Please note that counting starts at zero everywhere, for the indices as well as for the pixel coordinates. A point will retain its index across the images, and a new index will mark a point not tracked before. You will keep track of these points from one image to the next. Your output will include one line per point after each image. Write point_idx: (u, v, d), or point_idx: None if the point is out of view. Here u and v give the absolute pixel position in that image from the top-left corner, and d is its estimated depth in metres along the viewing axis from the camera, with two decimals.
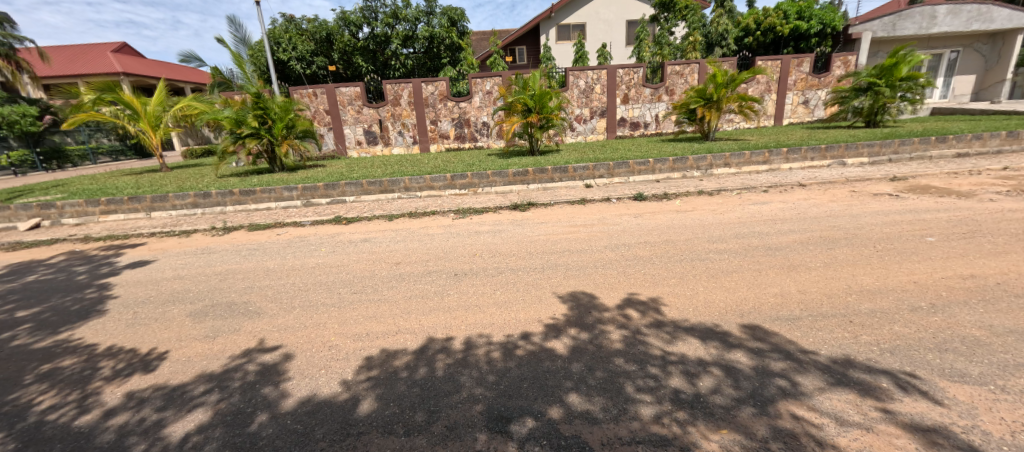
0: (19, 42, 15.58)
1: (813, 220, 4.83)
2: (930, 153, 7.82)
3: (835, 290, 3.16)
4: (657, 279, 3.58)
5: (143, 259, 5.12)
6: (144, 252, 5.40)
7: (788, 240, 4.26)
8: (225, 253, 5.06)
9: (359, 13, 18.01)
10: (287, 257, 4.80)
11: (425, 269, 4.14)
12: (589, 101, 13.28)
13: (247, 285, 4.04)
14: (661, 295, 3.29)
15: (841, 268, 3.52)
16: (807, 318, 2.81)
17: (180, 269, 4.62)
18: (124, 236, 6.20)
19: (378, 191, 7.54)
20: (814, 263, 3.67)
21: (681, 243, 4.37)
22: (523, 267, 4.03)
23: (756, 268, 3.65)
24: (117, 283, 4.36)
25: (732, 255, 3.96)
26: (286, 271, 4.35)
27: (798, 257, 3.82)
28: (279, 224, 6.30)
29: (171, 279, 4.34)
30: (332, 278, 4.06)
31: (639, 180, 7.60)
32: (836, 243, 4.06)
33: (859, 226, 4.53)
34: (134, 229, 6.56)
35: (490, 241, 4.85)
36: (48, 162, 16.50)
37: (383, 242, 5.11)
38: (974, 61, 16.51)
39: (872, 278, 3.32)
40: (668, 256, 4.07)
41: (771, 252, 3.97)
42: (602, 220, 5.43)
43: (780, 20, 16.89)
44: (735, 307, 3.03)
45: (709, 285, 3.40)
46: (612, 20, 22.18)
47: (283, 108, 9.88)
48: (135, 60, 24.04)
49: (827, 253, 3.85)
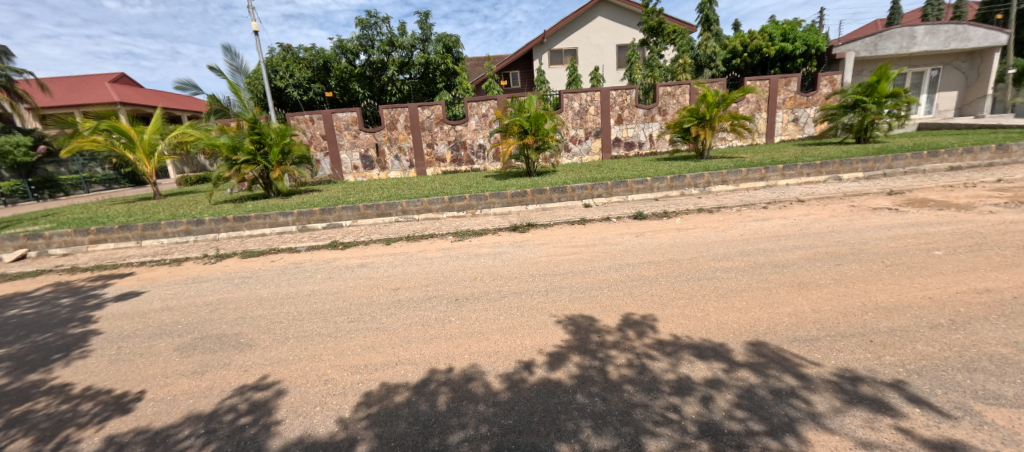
0: (16, 74, 15.63)
1: (817, 236, 4.80)
2: (924, 167, 7.90)
3: (849, 306, 3.11)
4: (665, 301, 3.47)
5: (131, 290, 4.96)
6: (132, 282, 5.24)
7: (794, 257, 4.20)
8: (217, 282, 4.92)
9: (355, 41, 18.35)
10: (281, 284, 4.67)
11: (424, 295, 4.02)
12: (583, 122, 13.43)
13: (238, 315, 3.89)
14: (669, 317, 3.19)
15: (853, 285, 3.46)
16: (826, 338, 2.72)
17: (169, 300, 4.47)
18: (112, 266, 6.06)
19: (374, 215, 7.44)
20: (824, 279, 3.62)
21: (686, 262, 4.30)
22: (527, 290, 3.92)
23: (765, 286, 3.58)
24: (101, 316, 4.20)
25: (739, 273, 3.92)
26: (279, 300, 4.21)
27: (807, 275, 3.75)
28: (273, 250, 6.19)
29: (159, 311, 4.19)
30: (329, 307, 3.92)
31: (637, 199, 7.58)
32: (842, 259, 4.04)
33: (864, 241, 4.50)
34: (123, 258, 6.43)
35: (490, 264, 4.76)
36: (38, 192, 16.27)
37: (381, 266, 5.01)
38: (954, 78, 16.97)
39: (886, 294, 3.25)
40: (674, 276, 3.99)
41: (779, 270, 3.91)
42: (602, 240, 5.38)
43: (766, 42, 17.45)
44: (748, 327, 2.94)
45: (719, 305, 3.31)
46: (603, 45, 22.80)
47: (279, 133, 9.86)
48: (133, 89, 24.25)
49: (836, 269, 3.81)
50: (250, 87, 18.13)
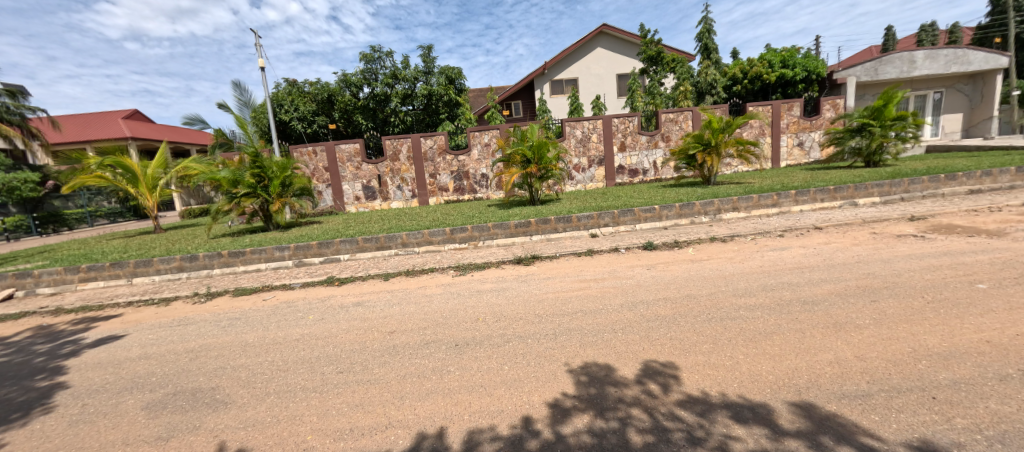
0: (30, 112, 16.05)
1: (843, 267, 4.56)
2: (943, 191, 7.70)
3: (897, 353, 2.84)
4: (687, 347, 3.21)
5: (112, 334, 4.75)
6: (116, 325, 5.04)
7: (823, 292, 3.94)
8: (203, 326, 4.69)
9: (359, 74, 18.78)
10: (270, 328, 4.43)
11: (422, 339, 3.77)
12: (586, 150, 13.43)
13: (218, 366, 3.65)
14: (697, 367, 2.92)
15: (897, 326, 3.19)
16: (881, 394, 2.45)
17: (148, 347, 4.24)
18: (98, 307, 5.89)
19: (373, 248, 7.28)
20: (861, 320, 3.34)
21: (703, 300, 4.05)
22: (533, 334, 3.67)
23: (797, 328, 3.31)
24: (72, 366, 3.96)
25: (764, 312, 3.66)
26: (266, 346, 3.96)
27: (841, 314, 3.48)
28: (266, 287, 6.02)
29: (135, 360, 3.95)
30: (317, 355, 3.68)
31: (645, 227, 7.40)
32: (879, 294, 3.77)
33: (896, 273, 4.24)
34: (110, 298, 6.26)
35: (494, 302, 4.53)
36: (42, 227, 16.39)
37: (378, 306, 4.79)
38: (958, 100, 16.98)
39: (936, 338, 2.98)
40: (693, 316, 3.72)
41: (809, 308, 3.64)
42: (612, 273, 5.16)
43: (766, 68, 17.73)
44: (788, 380, 2.67)
45: (749, 352, 3.04)
46: (603, 74, 23.21)
47: (281, 166, 9.88)
48: (144, 124, 24.84)
49: (873, 307, 3.54)
50: (255, 121, 18.45)
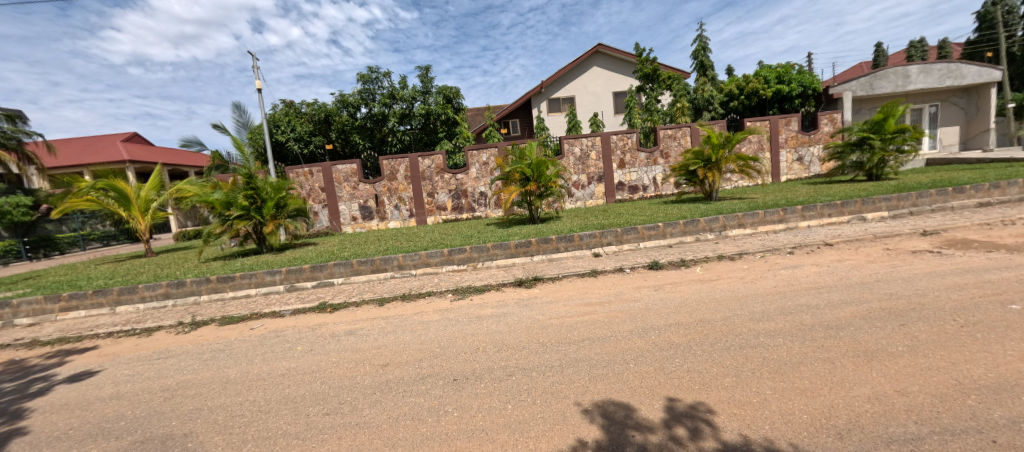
0: (26, 137, 16.02)
1: (863, 287, 4.37)
2: (952, 204, 7.60)
3: (941, 386, 2.51)
4: (708, 381, 2.86)
5: (86, 370, 4.44)
6: (91, 360, 4.76)
7: (846, 315, 3.69)
8: (184, 359, 4.41)
9: (357, 95, 18.93)
10: (253, 361, 4.13)
11: (418, 373, 3.45)
12: (585, 167, 13.39)
13: (195, 407, 3.28)
14: (720, 405, 2.58)
15: (933, 354, 2.89)
16: (935, 439, 2.09)
17: (123, 385, 3.88)
18: (76, 339, 5.63)
19: (369, 270, 7.11)
20: (894, 347, 3.04)
21: (719, 325, 3.78)
22: (537, 366, 3.36)
23: (825, 358, 2.99)
24: (36, 409, 3.56)
25: (786, 338, 3.35)
26: (247, 383, 3.63)
27: (870, 340, 3.19)
28: (255, 315, 5.79)
29: (106, 400, 3.57)
30: (304, 393, 3.33)
31: (650, 245, 7.26)
32: (906, 317, 3.51)
33: (921, 293, 4.03)
34: (90, 329, 6.01)
35: (495, 330, 4.29)
36: (32, 252, 16.05)
37: (371, 335, 4.55)
38: (953, 114, 17.13)
39: (980, 368, 2.67)
40: (709, 343, 3.43)
41: (834, 333, 3.36)
42: (618, 296, 4.95)
43: (762, 84, 17.93)
44: (824, 421, 2.32)
45: (779, 387, 2.69)
46: (600, 92, 23.45)
47: (275, 187, 9.77)
48: (143, 147, 24.90)
49: (903, 332, 3.26)
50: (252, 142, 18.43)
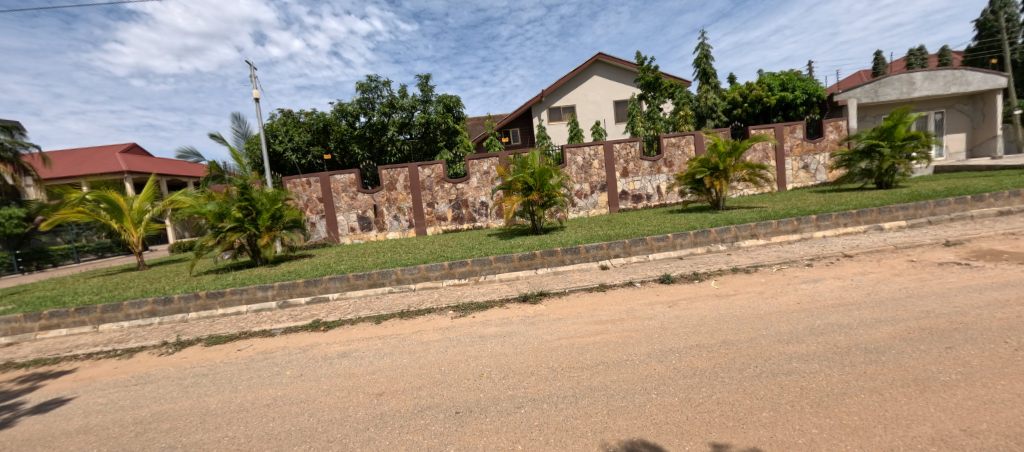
0: (24, 148, 15.93)
1: (895, 304, 4.13)
2: (971, 213, 7.42)
3: (1014, 425, 2.20)
4: (743, 416, 2.55)
5: (57, 398, 4.17)
6: (65, 385, 4.50)
7: (883, 337, 3.42)
8: (164, 385, 4.15)
9: (356, 104, 18.89)
10: (236, 389, 3.85)
11: (417, 404, 3.16)
12: (588, 176, 13.23)
13: (167, 444, 2.98)
14: (763, 446, 2.26)
15: (991, 383, 2.60)
16: None
17: (94, 416, 3.59)
18: (53, 360, 5.40)
19: (365, 285, 6.90)
20: (946, 376, 2.74)
21: (745, 348, 3.51)
22: (550, 395, 3.07)
23: (871, 388, 2.68)
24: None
25: (822, 364, 3.06)
26: (229, 415, 3.33)
27: (918, 366, 2.89)
28: (244, 334, 5.57)
29: (73, 435, 3.28)
30: (287, 428, 3.03)
31: (659, 257, 7.06)
32: (951, 339, 3.24)
33: (961, 310, 3.78)
34: (69, 349, 5.78)
35: (500, 353, 4.04)
36: (24, 265, 16.00)
37: (367, 357, 4.31)
38: (959, 120, 17.03)
39: None
40: (735, 369, 3.15)
41: (875, 358, 3.06)
42: (630, 314, 4.72)
43: (766, 92, 17.92)
44: None
45: (827, 424, 2.37)
46: (601, 101, 23.44)
47: (270, 198, 9.58)
48: (144, 158, 24.87)
49: (953, 357, 2.97)
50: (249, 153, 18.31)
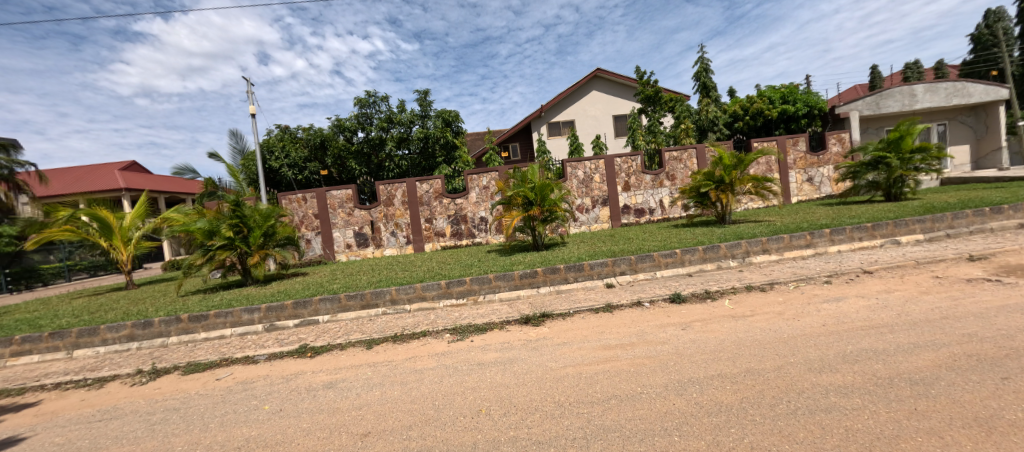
0: (19, 167, 15.85)
1: (928, 326, 3.88)
2: (991, 225, 7.21)
3: None
4: None
5: (11, 438, 3.86)
6: (25, 421, 4.21)
7: (927, 365, 3.16)
8: (130, 421, 3.87)
9: (354, 119, 18.89)
10: (201, 430, 3.54)
11: (413, 448, 2.87)
12: (589, 191, 13.08)
13: None
14: None
15: None
16: None
17: None
18: (18, 390, 5.14)
19: (358, 305, 6.65)
20: (1011, 414, 2.46)
21: (775, 378, 3.25)
22: (563, 437, 2.78)
23: (928, 429, 2.40)
24: None
25: (864, 399, 2.80)
26: None
27: (975, 403, 2.61)
28: (225, 361, 5.30)
29: None
30: None
31: (667, 274, 6.83)
32: (1005, 368, 2.98)
33: (1004, 334, 3.53)
34: (38, 378, 5.52)
35: (501, 383, 3.78)
36: (13, 284, 16.13)
37: (355, 389, 4.04)
38: (963, 132, 17.00)
39: None
40: (760, 404, 2.89)
41: (923, 393, 2.79)
42: (641, 338, 4.46)
43: (767, 105, 18.05)
44: None
45: None
46: (600, 116, 23.51)
47: (263, 215, 9.38)
48: (143, 175, 24.85)
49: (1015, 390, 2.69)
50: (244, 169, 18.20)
